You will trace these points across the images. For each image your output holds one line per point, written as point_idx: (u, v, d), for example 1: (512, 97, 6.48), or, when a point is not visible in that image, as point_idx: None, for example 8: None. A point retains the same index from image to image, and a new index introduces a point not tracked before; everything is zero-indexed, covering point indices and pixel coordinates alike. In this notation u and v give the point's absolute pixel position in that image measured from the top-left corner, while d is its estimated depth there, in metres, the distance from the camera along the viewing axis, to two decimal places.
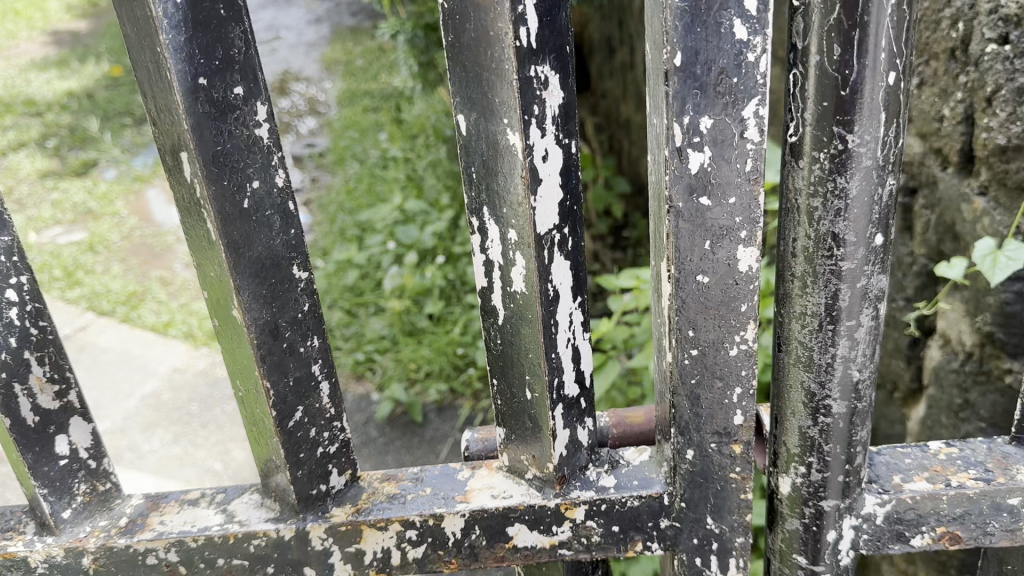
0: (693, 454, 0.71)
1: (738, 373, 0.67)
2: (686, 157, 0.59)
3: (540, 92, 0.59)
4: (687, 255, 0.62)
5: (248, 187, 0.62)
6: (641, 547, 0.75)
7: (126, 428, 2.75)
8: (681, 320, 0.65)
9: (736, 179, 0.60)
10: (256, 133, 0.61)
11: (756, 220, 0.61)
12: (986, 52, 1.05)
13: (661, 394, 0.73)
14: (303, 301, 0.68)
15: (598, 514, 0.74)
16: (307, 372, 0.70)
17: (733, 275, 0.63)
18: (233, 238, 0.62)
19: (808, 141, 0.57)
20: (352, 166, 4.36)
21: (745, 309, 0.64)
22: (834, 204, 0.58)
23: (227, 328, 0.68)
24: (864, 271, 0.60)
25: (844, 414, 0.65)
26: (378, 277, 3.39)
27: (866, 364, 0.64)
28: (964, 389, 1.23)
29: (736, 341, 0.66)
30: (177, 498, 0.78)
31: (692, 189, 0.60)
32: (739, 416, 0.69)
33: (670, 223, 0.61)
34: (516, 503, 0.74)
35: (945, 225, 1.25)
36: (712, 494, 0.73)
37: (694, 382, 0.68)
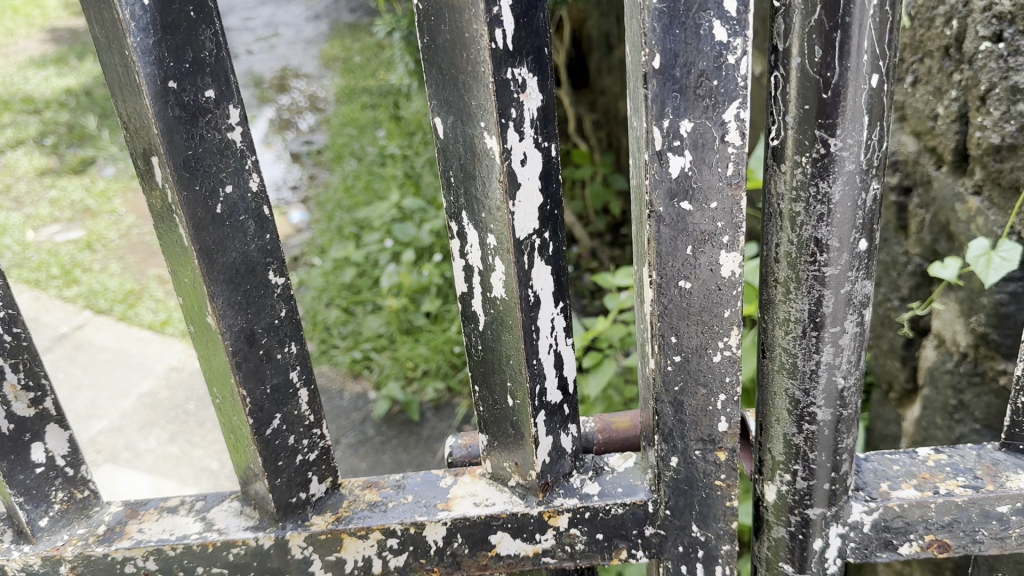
0: (677, 462, 0.70)
1: (722, 379, 0.66)
2: (666, 161, 0.58)
3: (517, 94, 0.58)
4: (667, 261, 0.61)
5: (220, 192, 0.61)
6: (626, 555, 0.74)
7: (123, 428, 2.74)
8: (664, 326, 0.64)
9: (718, 184, 0.58)
10: (228, 137, 0.60)
11: (738, 225, 0.60)
12: (980, 49, 1.04)
13: (645, 399, 0.72)
14: (279, 307, 0.67)
15: (581, 522, 0.73)
16: (285, 379, 0.69)
17: (715, 281, 0.62)
18: (206, 244, 0.61)
19: (789, 145, 0.56)
20: (350, 163, 4.36)
21: (728, 315, 0.63)
22: (817, 209, 0.57)
23: (203, 335, 0.67)
24: (848, 277, 0.59)
25: (829, 421, 0.64)
26: (376, 275, 3.38)
27: (852, 371, 0.63)
28: (959, 390, 1.22)
29: (719, 347, 0.65)
30: (156, 506, 0.77)
31: (672, 193, 0.59)
32: (723, 423, 0.68)
33: (651, 228, 0.60)
34: (498, 511, 0.72)
35: (939, 224, 1.24)
36: (697, 501, 0.72)
37: (677, 389, 0.67)
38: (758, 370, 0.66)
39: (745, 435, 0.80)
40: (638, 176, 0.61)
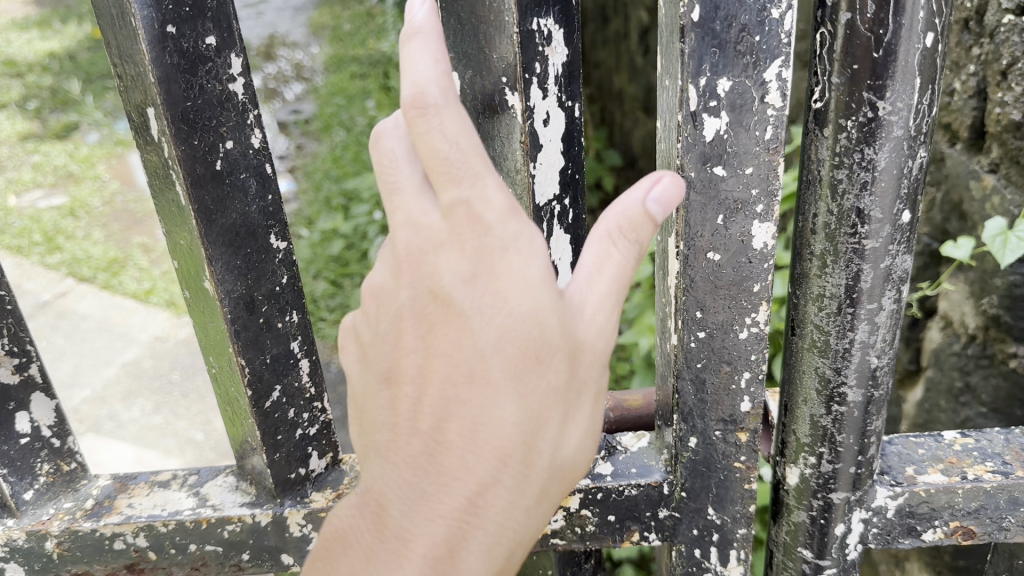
0: (695, 442, 0.67)
1: (747, 357, 0.63)
2: (701, 123, 0.54)
3: (543, 48, 0.54)
4: (697, 230, 0.58)
5: (221, 147, 0.57)
6: (638, 537, 0.71)
7: (107, 397, 2.70)
8: (690, 300, 0.61)
9: (754, 148, 0.55)
10: (230, 89, 0.55)
11: (774, 191, 0.56)
12: (1003, 22, 1.01)
13: (663, 372, 0.68)
14: (281, 274, 0.63)
15: (593, 502, 0.69)
16: (285, 349, 0.66)
17: (746, 253, 0.59)
18: (205, 203, 0.58)
19: (834, 107, 0.52)
20: (338, 133, 4.29)
21: (757, 288, 0.60)
22: (860, 176, 0.53)
23: (204, 301, 0.63)
24: (889, 251, 0.55)
25: (860, 402, 0.61)
26: (364, 247, 3.33)
27: (886, 350, 0.60)
28: (965, 373, 1.19)
29: (747, 323, 0.61)
30: (147, 480, 0.74)
31: (705, 157, 0.55)
32: (747, 402, 0.65)
33: (681, 194, 0.57)
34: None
35: (952, 204, 1.20)
36: (714, 483, 0.69)
37: (700, 366, 0.63)
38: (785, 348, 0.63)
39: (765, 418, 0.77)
40: (668, 139, 0.58)
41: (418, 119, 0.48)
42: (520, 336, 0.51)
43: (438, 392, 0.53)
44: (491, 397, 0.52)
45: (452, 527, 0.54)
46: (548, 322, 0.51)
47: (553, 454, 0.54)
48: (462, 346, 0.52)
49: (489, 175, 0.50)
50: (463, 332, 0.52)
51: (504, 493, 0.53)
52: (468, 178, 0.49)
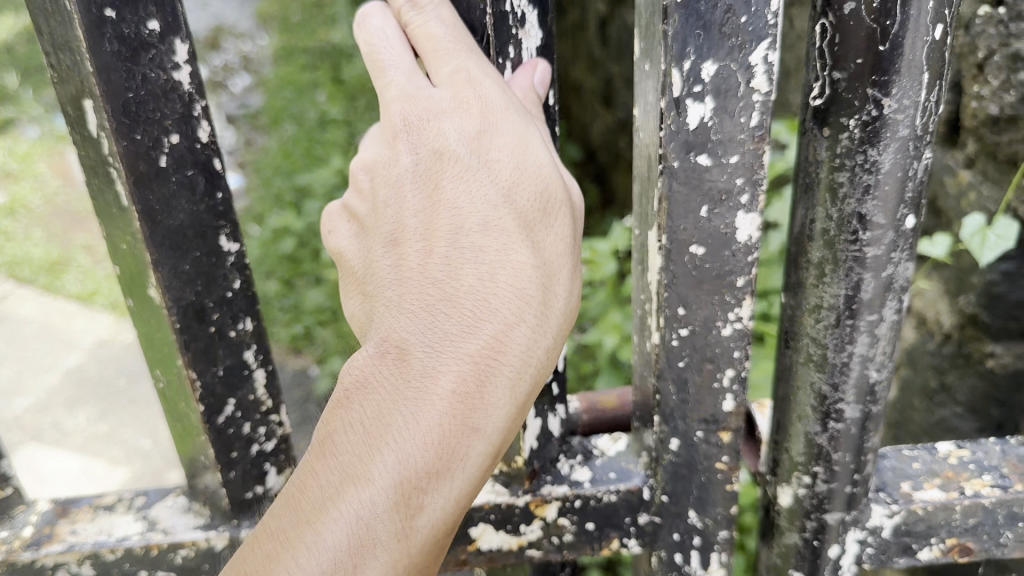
0: (677, 445, 0.62)
1: (730, 356, 0.59)
2: (684, 110, 0.50)
3: (516, 29, 0.54)
4: (679, 221, 0.54)
5: (165, 142, 0.51)
6: (617, 544, 0.67)
7: (48, 405, 2.60)
8: (671, 297, 0.56)
9: (740, 136, 0.51)
10: (175, 78, 0.50)
11: (759, 181, 0.52)
12: (978, 14, 1.00)
13: (641, 368, 0.64)
14: (233, 278, 0.57)
15: (571, 510, 0.66)
16: (239, 359, 0.59)
17: (730, 246, 0.55)
18: (149, 203, 0.52)
19: (836, 105, 0.48)
20: (287, 127, 4.18)
21: (741, 284, 0.56)
22: (863, 179, 0.49)
23: (150, 311, 0.57)
24: (891, 258, 0.52)
25: (857, 419, 0.57)
26: (316, 245, 3.25)
27: (886, 364, 0.56)
28: (941, 372, 1.19)
29: (730, 319, 0.57)
30: (90, 503, 0.68)
31: (688, 146, 0.51)
32: (730, 401, 0.60)
33: (662, 184, 0.53)
34: (480, 502, 0.65)
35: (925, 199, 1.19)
36: (695, 487, 0.64)
37: (682, 365, 0.59)
38: (779, 362, 0.59)
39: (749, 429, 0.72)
40: (647, 129, 0.54)
41: (411, 9, 0.53)
42: (528, 185, 0.54)
43: (454, 234, 0.54)
44: (509, 235, 0.53)
45: (476, 369, 0.52)
46: (554, 173, 0.54)
47: (564, 301, 0.55)
48: (474, 194, 0.54)
49: (480, 51, 0.54)
50: (473, 183, 0.54)
51: (525, 330, 0.53)
52: (461, 47, 0.53)
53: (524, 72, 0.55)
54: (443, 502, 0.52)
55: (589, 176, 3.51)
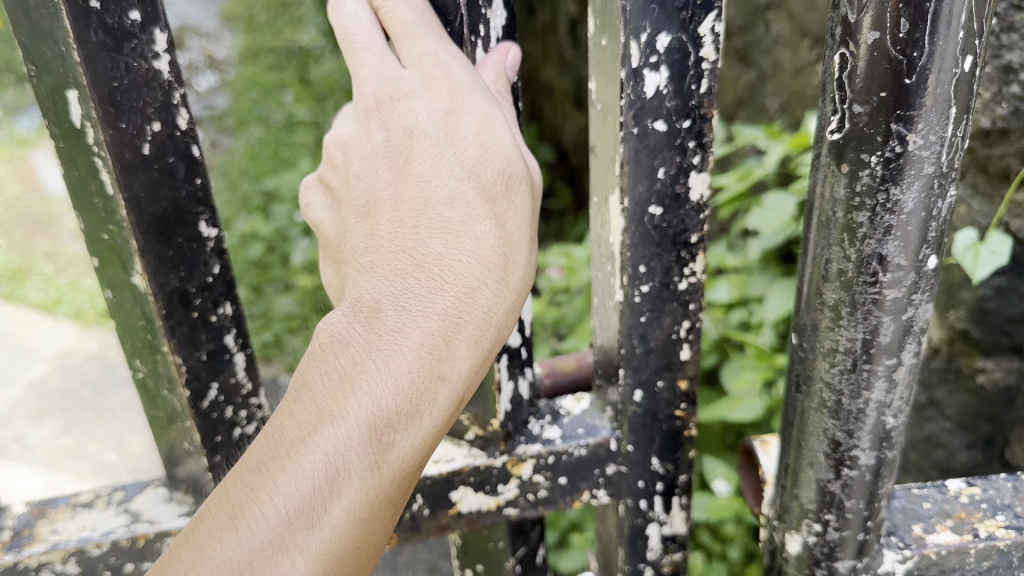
0: (641, 395, 0.67)
1: (686, 307, 0.64)
2: (642, 80, 0.54)
3: (484, 11, 0.56)
4: (639, 183, 0.58)
5: (148, 130, 0.50)
6: (587, 496, 0.71)
7: (11, 419, 2.52)
8: (633, 255, 0.61)
9: (690, 102, 0.56)
10: (157, 66, 0.49)
11: (708, 144, 0.58)
12: None
13: (602, 325, 0.68)
14: (213, 264, 0.55)
15: (545, 468, 0.69)
16: (221, 344, 0.58)
17: (685, 205, 0.60)
18: (134, 192, 0.51)
19: (857, 139, 0.45)
20: (254, 129, 4.10)
21: (693, 240, 0.62)
22: (884, 219, 0.46)
23: (134, 299, 0.56)
24: (911, 301, 0.48)
25: (871, 466, 0.54)
26: (285, 250, 3.19)
27: (902, 409, 0.53)
28: (930, 387, 1.18)
29: (685, 273, 0.62)
30: (67, 502, 0.66)
31: (646, 113, 0.56)
32: (684, 349, 0.66)
33: (623, 150, 0.57)
34: (459, 466, 0.67)
35: None
36: (658, 434, 0.70)
37: (644, 320, 0.64)
38: (790, 404, 0.55)
39: (748, 456, 0.69)
40: (603, 98, 0.59)
41: None
42: (491, 161, 0.55)
43: (421, 206, 0.55)
44: (472, 209, 0.55)
45: (444, 326, 0.52)
46: (514, 149, 0.56)
47: (521, 275, 0.56)
48: (441, 165, 0.55)
49: (448, 37, 0.55)
50: (440, 154, 0.55)
51: (488, 295, 0.54)
52: (430, 32, 0.55)
53: (495, 58, 0.57)
54: (412, 445, 0.52)
55: (563, 179, 3.48)
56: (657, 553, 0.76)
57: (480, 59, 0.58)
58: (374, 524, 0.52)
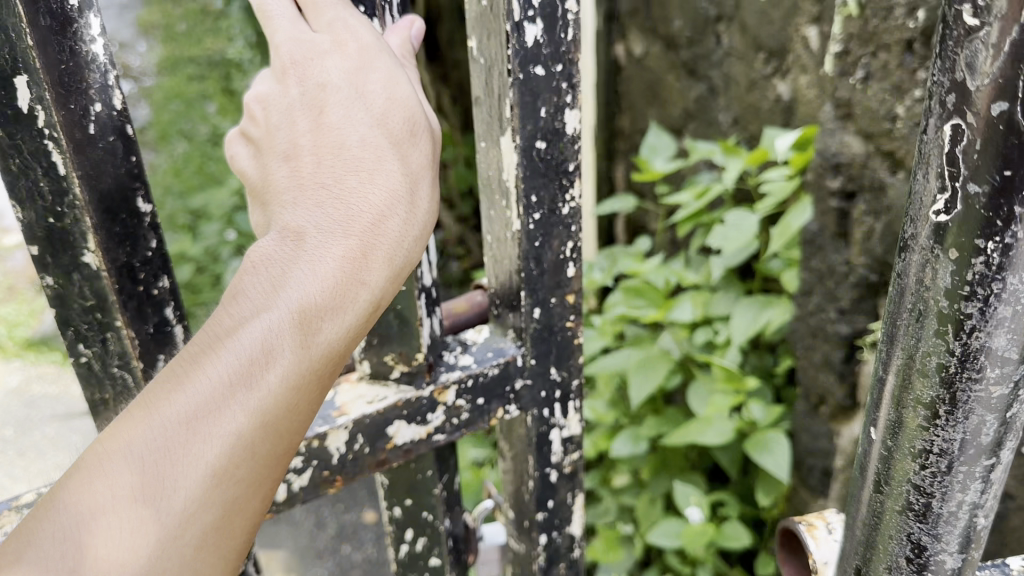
0: (539, 312, 0.71)
1: (569, 230, 0.70)
2: (523, 31, 0.60)
3: None
4: (527, 121, 0.63)
5: (92, 112, 0.48)
6: (501, 412, 0.73)
7: None
8: (526, 187, 0.66)
9: (561, 47, 0.62)
10: (94, 50, 0.47)
11: (577, 84, 0.64)
12: None
13: (496, 261, 0.72)
14: (151, 238, 0.52)
15: (466, 391, 0.70)
16: (162, 317, 0.54)
17: (563, 137, 0.66)
18: (83, 172, 0.49)
19: (968, 223, 0.38)
20: (176, 142, 3.90)
21: (573, 167, 0.67)
22: (996, 312, 0.39)
23: (78, 282, 0.51)
24: (1015, 397, 0.42)
25: (954, 569, 0.48)
26: (217, 270, 3.05)
27: (991, 507, 0.47)
28: None
29: (567, 199, 0.68)
30: (8, 506, 0.56)
31: (527, 58, 0.61)
32: (572, 267, 0.71)
33: (513, 92, 0.62)
34: (393, 403, 0.66)
35: (894, 235, 1.13)
36: (554, 346, 0.73)
37: (537, 245, 0.69)
38: (865, 502, 0.49)
39: (783, 532, 0.63)
40: (488, 51, 0.63)
41: None
42: (397, 111, 0.53)
43: (334, 149, 0.51)
44: (387, 149, 0.52)
45: (368, 230, 0.49)
46: (418, 107, 0.55)
47: (428, 209, 0.53)
48: (352, 114, 0.52)
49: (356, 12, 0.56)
50: (351, 111, 0.52)
51: (399, 220, 0.51)
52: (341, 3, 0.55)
53: (401, 27, 0.59)
54: (339, 331, 0.47)
55: None
56: (560, 457, 0.79)
57: (388, 26, 0.59)
58: (309, 404, 0.46)
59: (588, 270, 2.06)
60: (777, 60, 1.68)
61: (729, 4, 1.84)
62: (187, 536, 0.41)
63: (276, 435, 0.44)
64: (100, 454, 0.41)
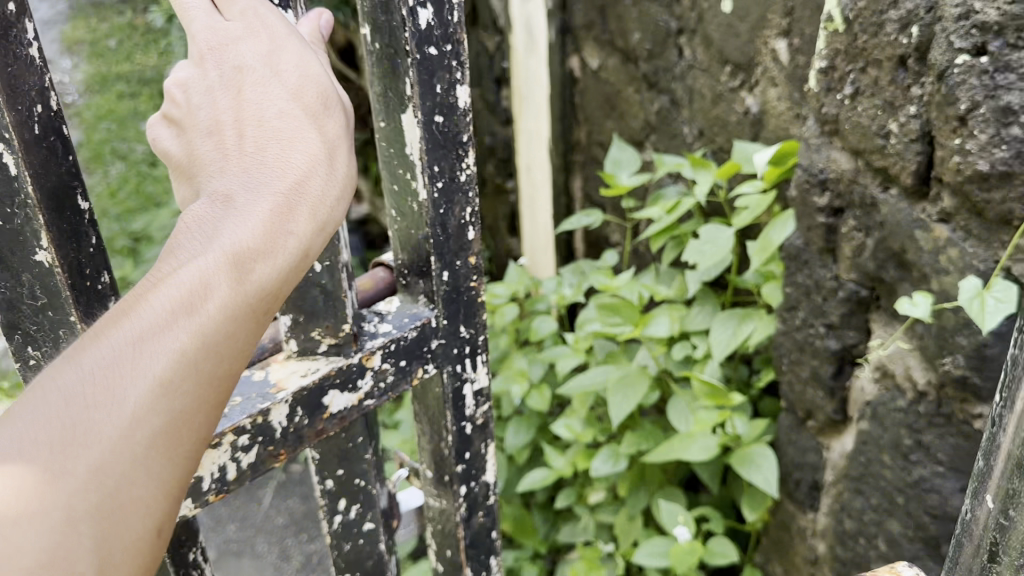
0: (448, 275, 0.81)
1: (467, 194, 0.80)
2: (416, 16, 0.70)
3: None
4: (427, 98, 0.74)
5: (35, 113, 0.55)
6: (421, 373, 0.82)
7: None
8: (430, 158, 0.76)
9: (448, 31, 0.73)
10: (30, 54, 0.54)
11: (464, 63, 0.75)
12: (955, 63, 0.93)
13: (402, 233, 0.82)
14: (91, 234, 0.60)
15: (389, 355, 0.79)
16: (104, 307, 0.62)
17: (456, 111, 0.76)
18: (32, 173, 0.56)
19: None
20: None
21: (466, 139, 0.78)
22: None
23: (34, 277, 0.59)
24: None
25: None
26: None
27: None
28: (916, 430, 1.14)
29: (463, 167, 0.79)
30: None
31: (422, 40, 0.72)
32: (471, 231, 0.82)
33: (415, 72, 0.72)
34: (326, 372, 0.74)
35: (889, 250, 1.12)
36: (462, 305, 0.83)
37: (442, 211, 0.79)
38: None
39: None
40: (383, 40, 0.73)
41: None
42: (310, 86, 0.60)
43: (255, 121, 0.58)
44: (301, 121, 0.59)
45: (288, 189, 0.56)
46: (328, 83, 0.61)
47: (346, 171, 0.60)
48: (269, 91, 0.59)
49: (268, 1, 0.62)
50: (267, 88, 0.59)
51: (320, 180, 0.58)
52: None
53: (312, 18, 0.67)
54: (269, 272, 0.53)
55: None
56: (473, 409, 0.89)
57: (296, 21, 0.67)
58: (245, 335, 0.52)
59: (558, 286, 2.05)
60: (743, 73, 1.69)
61: (690, 17, 1.84)
62: (140, 436, 0.47)
63: (215, 356, 0.50)
64: (60, 371, 0.47)
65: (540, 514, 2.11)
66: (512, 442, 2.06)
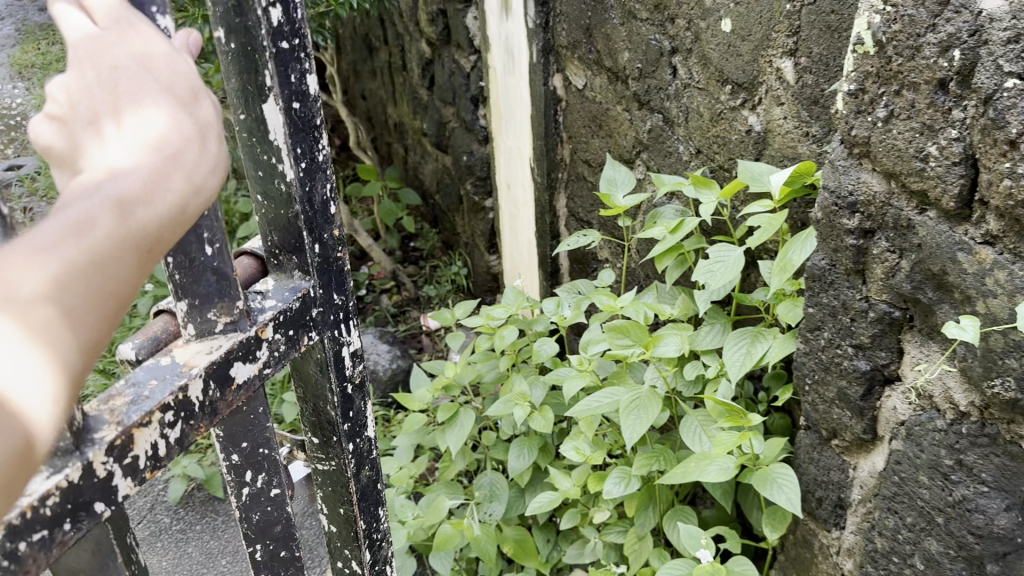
0: (319, 248, 0.87)
1: (324, 173, 0.86)
2: (269, 14, 0.75)
3: None
4: (285, 87, 0.78)
5: None
6: (307, 340, 0.87)
7: None
8: (291, 143, 0.80)
9: (297, 25, 0.78)
10: None
11: (310, 54, 0.80)
12: (1004, 87, 0.94)
13: (269, 216, 0.85)
14: None
15: (281, 325, 0.83)
16: None
17: (309, 98, 0.81)
18: None
19: None
20: None
21: (319, 123, 0.84)
22: None
23: None
24: None
25: None
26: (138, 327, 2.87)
27: None
28: (957, 450, 1.15)
29: (320, 148, 0.84)
30: None
31: (277, 35, 0.76)
32: (333, 205, 0.88)
33: (273, 64, 0.77)
34: (230, 344, 0.77)
35: (927, 273, 1.13)
36: (334, 275, 0.90)
37: (307, 190, 0.84)
38: None
39: None
40: (238, 38, 0.77)
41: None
42: (181, 80, 0.58)
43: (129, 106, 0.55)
44: (175, 107, 0.57)
45: (165, 158, 0.54)
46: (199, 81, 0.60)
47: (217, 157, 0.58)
48: (143, 82, 0.57)
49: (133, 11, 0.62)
50: (140, 80, 0.57)
51: (196, 153, 0.56)
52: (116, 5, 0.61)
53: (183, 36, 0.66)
54: (152, 216, 0.52)
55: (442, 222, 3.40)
56: (351, 369, 0.96)
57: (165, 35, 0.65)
58: (126, 268, 0.51)
59: (557, 308, 2.02)
60: (745, 92, 1.69)
61: (686, 36, 1.84)
62: None
63: (96, 274, 0.50)
64: None
65: (541, 535, 2.10)
66: (515, 465, 2.03)
